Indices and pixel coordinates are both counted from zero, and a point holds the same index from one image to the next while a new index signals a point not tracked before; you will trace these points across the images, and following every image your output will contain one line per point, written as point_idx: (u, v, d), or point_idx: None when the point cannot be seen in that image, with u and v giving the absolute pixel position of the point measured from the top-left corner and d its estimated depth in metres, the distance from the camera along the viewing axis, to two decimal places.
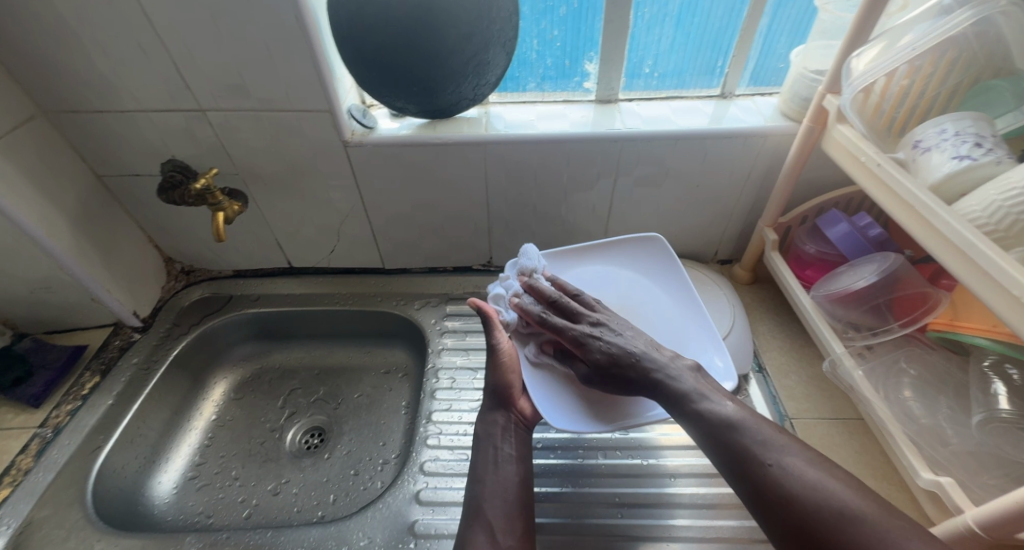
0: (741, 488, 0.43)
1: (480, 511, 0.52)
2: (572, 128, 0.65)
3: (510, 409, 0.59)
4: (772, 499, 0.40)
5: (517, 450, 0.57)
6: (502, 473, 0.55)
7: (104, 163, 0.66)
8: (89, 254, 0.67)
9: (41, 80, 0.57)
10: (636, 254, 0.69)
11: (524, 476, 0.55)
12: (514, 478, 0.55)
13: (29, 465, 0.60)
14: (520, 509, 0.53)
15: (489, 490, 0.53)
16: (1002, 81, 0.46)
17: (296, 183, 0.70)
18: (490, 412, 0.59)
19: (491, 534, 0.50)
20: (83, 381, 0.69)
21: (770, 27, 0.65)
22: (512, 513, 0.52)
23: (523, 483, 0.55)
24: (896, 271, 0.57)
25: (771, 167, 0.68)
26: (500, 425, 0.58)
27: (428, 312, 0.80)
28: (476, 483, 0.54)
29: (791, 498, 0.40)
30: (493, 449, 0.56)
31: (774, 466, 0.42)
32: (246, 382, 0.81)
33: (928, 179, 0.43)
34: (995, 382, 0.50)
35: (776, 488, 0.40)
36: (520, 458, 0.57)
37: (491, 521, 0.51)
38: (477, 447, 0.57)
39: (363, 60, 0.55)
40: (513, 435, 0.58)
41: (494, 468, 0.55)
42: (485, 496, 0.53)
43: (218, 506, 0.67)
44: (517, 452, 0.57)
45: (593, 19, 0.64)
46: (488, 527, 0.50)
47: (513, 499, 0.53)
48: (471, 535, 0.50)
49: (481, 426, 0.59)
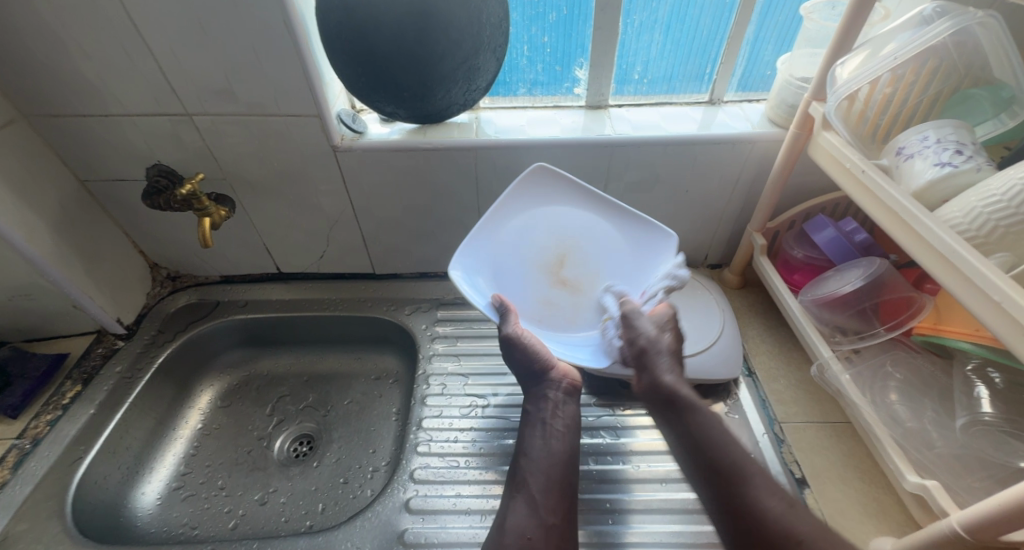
0: (724, 516, 0.47)
1: (524, 482, 0.56)
2: (562, 133, 0.66)
3: (559, 382, 0.61)
4: (780, 535, 0.43)
5: (566, 424, 0.59)
6: (548, 447, 0.57)
7: (88, 168, 0.65)
8: (71, 260, 0.66)
9: (21, 83, 0.56)
10: (533, 186, 0.62)
11: (571, 450, 0.58)
12: (560, 454, 0.57)
13: (6, 477, 0.58)
14: (563, 482, 0.55)
15: (533, 464, 0.56)
16: (980, 90, 0.47)
17: (284, 188, 0.69)
18: (544, 387, 0.61)
19: (531, 505, 0.53)
20: (63, 390, 0.67)
21: (757, 35, 0.66)
22: (554, 486, 0.55)
23: (567, 458, 0.57)
24: (883, 276, 0.58)
25: (759, 172, 0.69)
26: (549, 400, 0.60)
27: (419, 317, 0.80)
28: (523, 455, 0.58)
29: (801, 539, 0.42)
30: (542, 424, 0.59)
31: (783, 500, 0.45)
32: (233, 390, 0.80)
33: (911, 185, 0.44)
34: (979, 386, 0.50)
35: (785, 526, 0.43)
36: (569, 434, 0.59)
37: (533, 494, 0.54)
38: (528, 422, 0.61)
39: (353, 66, 0.55)
40: (566, 409, 0.60)
41: (541, 441, 0.58)
42: (530, 470, 0.56)
43: (204, 517, 0.66)
44: (566, 427, 0.59)
45: (583, 26, 0.65)
46: (528, 499, 0.54)
47: (556, 473, 0.56)
48: (512, 503, 0.54)
49: (532, 400, 0.62)
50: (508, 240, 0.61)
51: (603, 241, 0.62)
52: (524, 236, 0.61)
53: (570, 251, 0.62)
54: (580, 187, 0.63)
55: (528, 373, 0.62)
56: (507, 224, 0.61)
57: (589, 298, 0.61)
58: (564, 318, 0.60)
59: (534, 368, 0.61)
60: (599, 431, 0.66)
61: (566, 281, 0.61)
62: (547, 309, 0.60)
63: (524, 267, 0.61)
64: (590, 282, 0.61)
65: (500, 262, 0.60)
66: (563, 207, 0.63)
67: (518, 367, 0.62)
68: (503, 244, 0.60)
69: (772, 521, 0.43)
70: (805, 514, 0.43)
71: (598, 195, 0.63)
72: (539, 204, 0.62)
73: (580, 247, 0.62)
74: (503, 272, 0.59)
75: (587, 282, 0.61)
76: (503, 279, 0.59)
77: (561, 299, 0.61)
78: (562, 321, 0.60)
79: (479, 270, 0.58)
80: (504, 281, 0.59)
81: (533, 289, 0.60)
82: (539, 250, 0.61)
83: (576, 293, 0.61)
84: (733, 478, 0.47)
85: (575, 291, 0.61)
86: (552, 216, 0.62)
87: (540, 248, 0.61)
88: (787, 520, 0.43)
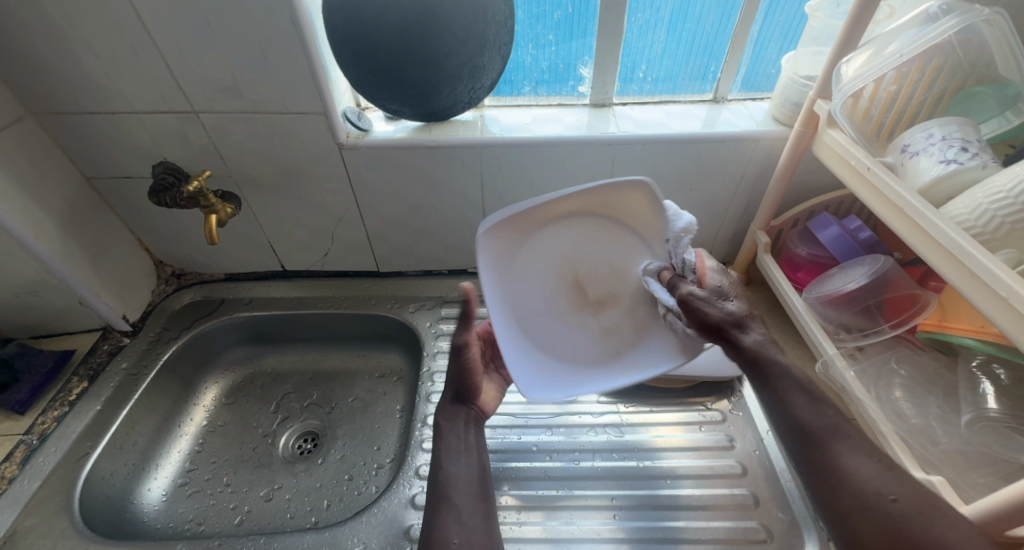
0: (812, 476, 0.43)
1: (446, 495, 0.51)
2: (567, 131, 0.66)
3: (469, 404, 0.60)
4: (869, 497, 0.39)
5: (476, 441, 0.58)
6: (462, 461, 0.54)
7: (95, 166, 0.66)
8: (77, 257, 0.66)
9: (29, 81, 0.56)
10: (493, 256, 0.56)
11: (481, 466, 0.56)
12: (474, 467, 0.55)
13: (14, 472, 0.59)
14: (482, 493, 0.53)
15: (453, 476, 0.52)
16: (985, 88, 0.47)
17: (290, 186, 0.69)
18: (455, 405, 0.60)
19: (458, 517, 0.49)
20: (70, 387, 0.67)
21: (761, 33, 0.66)
22: (476, 495, 0.52)
23: (481, 470, 0.55)
24: (888, 273, 0.58)
25: (764, 169, 0.69)
26: (459, 417, 0.59)
27: (423, 315, 0.80)
28: (439, 470, 0.53)
29: (895, 498, 0.39)
30: (455, 437, 0.57)
31: (876, 462, 0.41)
32: (238, 387, 0.80)
33: (916, 182, 0.44)
34: (984, 383, 0.50)
35: (873, 490, 0.40)
36: (478, 449, 0.57)
37: (456, 504, 0.50)
38: (440, 436, 0.57)
39: (358, 63, 0.55)
40: (474, 427, 0.59)
41: (456, 455, 0.55)
42: (451, 482, 0.52)
43: (210, 513, 0.66)
44: (475, 443, 0.57)
45: (587, 24, 0.65)
46: (453, 510, 0.49)
47: (473, 485, 0.53)
48: (437, 519, 0.48)
49: (444, 415, 0.59)
50: (526, 308, 0.58)
51: (587, 229, 0.60)
52: (539, 303, 0.59)
53: (573, 266, 0.60)
54: (539, 212, 0.58)
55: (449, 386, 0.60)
56: (505, 291, 0.57)
57: (626, 289, 0.60)
58: (625, 335, 0.59)
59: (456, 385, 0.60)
60: (604, 428, 0.66)
61: (595, 297, 0.60)
62: (604, 338, 0.59)
63: (556, 319, 0.59)
64: (608, 273, 0.61)
65: (540, 345, 0.58)
66: (537, 242, 0.59)
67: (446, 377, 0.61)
68: (534, 330, 0.58)
69: (860, 486, 0.40)
70: (898, 480, 0.40)
71: (552, 203, 0.58)
72: (521, 256, 0.58)
73: (577, 257, 0.60)
74: (542, 340, 0.58)
75: (610, 277, 0.61)
76: (555, 348, 0.58)
77: (613, 318, 0.60)
78: (625, 339, 0.59)
79: (538, 369, 0.56)
80: (563, 354, 0.58)
81: (582, 333, 0.59)
82: (551, 293, 0.59)
83: (608, 301, 0.60)
84: (819, 437, 0.44)
85: (604, 300, 0.61)
86: (533, 260, 0.59)
87: (555, 293, 0.60)
88: (875, 484, 0.40)
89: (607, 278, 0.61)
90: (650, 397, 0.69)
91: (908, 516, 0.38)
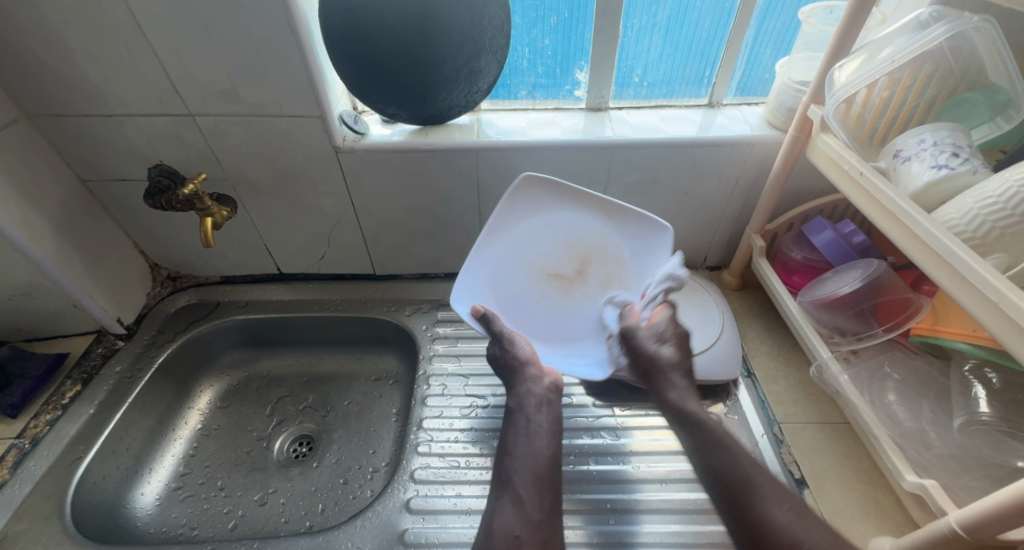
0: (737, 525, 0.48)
1: (510, 482, 0.54)
2: (562, 136, 0.66)
3: (541, 376, 0.59)
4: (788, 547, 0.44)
5: (549, 423, 0.58)
6: (532, 444, 0.56)
7: (91, 169, 0.66)
8: (73, 260, 0.66)
9: (24, 83, 0.56)
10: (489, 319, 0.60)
11: (553, 449, 0.57)
12: (545, 452, 0.56)
13: (5, 477, 0.58)
14: (550, 484, 0.54)
15: (519, 462, 0.55)
16: (976, 94, 0.48)
17: (286, 188, 0.69)
18: (520, 384, 0.59)
19: (518, 505, 0.52)
20: (63, 391, 0.67)
21: (756, 38, 0.66)
22: (540, 484, 0.53)
23: (551, 456, 0.56)
24: (880, 277, 0.58)
25: (759, 174, 0.69)
26: (530, 398, 0.59)
27: (419, 318, 0.80)
28: (507, 455, 0.56)
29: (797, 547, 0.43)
30: (525, 420, 0.58)
31: (790, 511, 0.46)
32: (232, 391, 0.80)
33: (909, 187, 0.44)
34: (976, 386, 0.51)
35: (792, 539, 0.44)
36: (552, 433, 0.58)
37: (519, 492, 0.53)
38: (511, 419, 0.59)
39: (355, 67, 0.55)
40: (547, 406, 0.59)
41: (525, 439, 0.57)
42: (515, 468, 0.55)
43: (203, 517, 0.65)
44: (549, 426, 0.58)
45: (583, 29, 0.65)
46: (514, 498, 0.52)
47: (541, 471, 0.54)
48: (499, 506, 0.52)
49: (514, 400, 0.60)
50: (543, 323, 0.63)
51: (523, 235, 0.63)
52: (545, 311, 0.63)
53: (540, 268, 0.64)
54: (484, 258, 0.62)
55: (507, 369, 0.61)
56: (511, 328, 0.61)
57: (587, 242, 0.64)
58: (612, 277, 0.63)
59: (517, 363, 0.60)
60: (599, 431, 0.66)
61: (573, 270, 0.64)
62: (601, 287, 0.63)
63: (563, 312, 0.64)
64: (563, 247, 0.64)
65: (572, 333, 0.63)
66: (501, 270, 0.62)
67: (498, 365, 0.63)
68: (563, 328, 0.63)
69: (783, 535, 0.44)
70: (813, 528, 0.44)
71: (480, 245, 0.61)
72: (506, 293, 0.62)
73: (541, 259, 0.64)
74: (570, 339, 0.63)
75: (569, 250, 0.64)
76: (582, 323, 0.63)
77: (602, 270, 0.64)
78: (616, 280, 0.63)
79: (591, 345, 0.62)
80: (593, 319, 0.63)
81: (587, 297, 0.64)
82: (543, 302, 0.63)
83: (582, 264, 0.64)
84: (743, 489, 0.48)
85: (580, 266, 0.64)
86: (509, 296, 0.63)
87: (548, 289, 0.64)
88: (795, 534, 0.44)
89: (566, 252, 0.64)
90: (645, 401, 0.69)
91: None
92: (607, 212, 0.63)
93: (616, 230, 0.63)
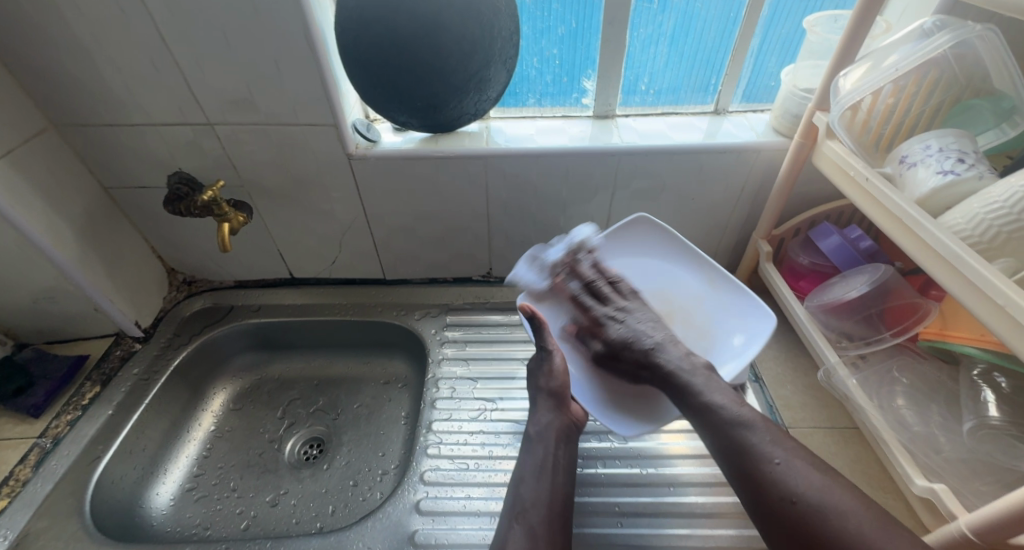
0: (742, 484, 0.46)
1: (523, 513, 0.51)
2: (570, 142, 0.67)
3: (565, 412, 0.59)
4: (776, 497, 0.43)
5: (566, 461, 0.56)
6: (551, 478, 0.54)
7: (113, 176, 0.68)
8: (94, 265, 0.68)
9: (52, 94, 0.59)
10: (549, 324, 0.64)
11: (568, 485, 0.55)
12: (558, 488, 0.54)
13: (28, 475, 0.60)
14: (560, 520, 0.51)
15: (533, 494, 0.52)
16: (980, 100, 0.48)
17: (300, 195, 0.71)
18: (546, 413, 0.59)
19: (532, 539, 0.48)
20: (82, 392, 0.69)
21: (762, 47, 0.67)
22: (554, 518, 0.51)
23: (565, 493, 0.54)
24: (887, 282, 0.58)
25: (764, 180, 0.70)
26: (554, 431, 0.57)
27: (429, 322, 0.81)
28: (519, 484, 0.53)
29: (796, 499, 0.42)
30: (545, 450, 0.56)
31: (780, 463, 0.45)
32: (245, 393, 0.81)
33: (915, 193, 0.45)
34: (985, 390, 0.51)
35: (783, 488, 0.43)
36: (567, 470, 0.56)
37: (533, 526, 0.49)
38: (529, 448, 0.57)
39: (368, 77, 0.57)
40: (566, 442, 0.58)
41: (539, 470, 0.54)
42: (530, 499, 0.52)
43: (216, 518, 0.67)
44: (566, 463, 0.56)
45: (590, 39, 0.67)
46: (528, 529, 0.49)
47: (555, 506, 0.52)
48: (509, 534, 0.49)
49: (535, 428, 0.58)
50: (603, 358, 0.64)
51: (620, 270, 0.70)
52: None
53: None
54: None
55: (536, 393, 0.61)
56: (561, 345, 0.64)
57: (679, 299, 0.67)
58: (696, 336, 0.64)
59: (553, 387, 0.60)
60: (607, 435, 0.67)
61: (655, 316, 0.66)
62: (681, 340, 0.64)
63: None
64: (652, 294, 0.68)
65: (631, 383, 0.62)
66: None
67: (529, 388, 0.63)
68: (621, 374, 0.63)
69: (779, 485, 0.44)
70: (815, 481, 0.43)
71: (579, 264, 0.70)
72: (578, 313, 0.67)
73: None
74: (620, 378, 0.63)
75: (657, 298, 0.68)
76: None
77: (682, 327, 0.65)
78: (701, 342, 0.63)
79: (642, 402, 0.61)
80: None
81: None
82: None
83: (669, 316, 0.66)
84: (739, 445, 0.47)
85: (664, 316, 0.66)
86: None
87: None
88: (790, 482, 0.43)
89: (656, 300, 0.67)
90: None
91: (780, 478, 0.44)
92: (709, 278, 0.67)
93: (714, 295, 0.66)
